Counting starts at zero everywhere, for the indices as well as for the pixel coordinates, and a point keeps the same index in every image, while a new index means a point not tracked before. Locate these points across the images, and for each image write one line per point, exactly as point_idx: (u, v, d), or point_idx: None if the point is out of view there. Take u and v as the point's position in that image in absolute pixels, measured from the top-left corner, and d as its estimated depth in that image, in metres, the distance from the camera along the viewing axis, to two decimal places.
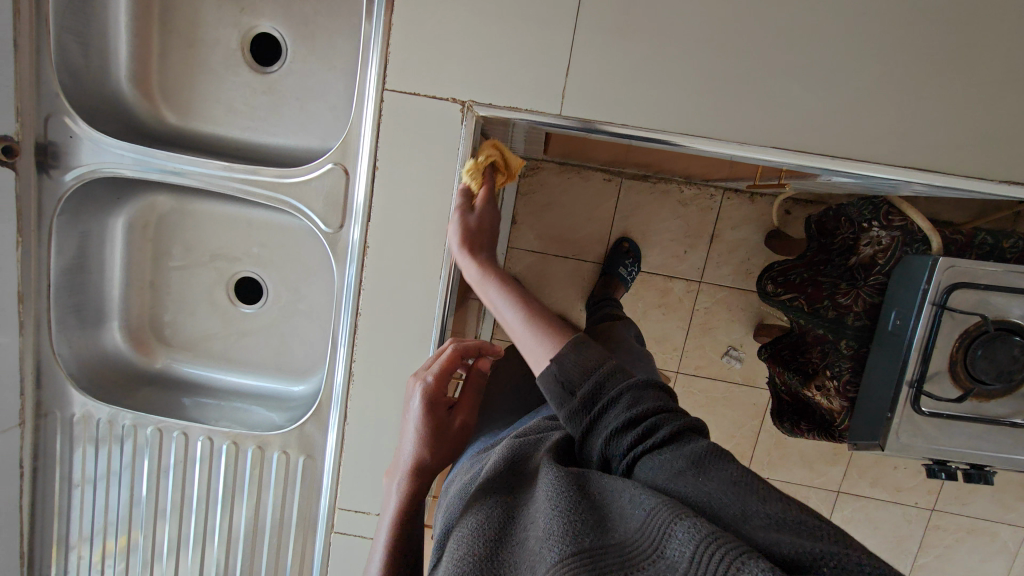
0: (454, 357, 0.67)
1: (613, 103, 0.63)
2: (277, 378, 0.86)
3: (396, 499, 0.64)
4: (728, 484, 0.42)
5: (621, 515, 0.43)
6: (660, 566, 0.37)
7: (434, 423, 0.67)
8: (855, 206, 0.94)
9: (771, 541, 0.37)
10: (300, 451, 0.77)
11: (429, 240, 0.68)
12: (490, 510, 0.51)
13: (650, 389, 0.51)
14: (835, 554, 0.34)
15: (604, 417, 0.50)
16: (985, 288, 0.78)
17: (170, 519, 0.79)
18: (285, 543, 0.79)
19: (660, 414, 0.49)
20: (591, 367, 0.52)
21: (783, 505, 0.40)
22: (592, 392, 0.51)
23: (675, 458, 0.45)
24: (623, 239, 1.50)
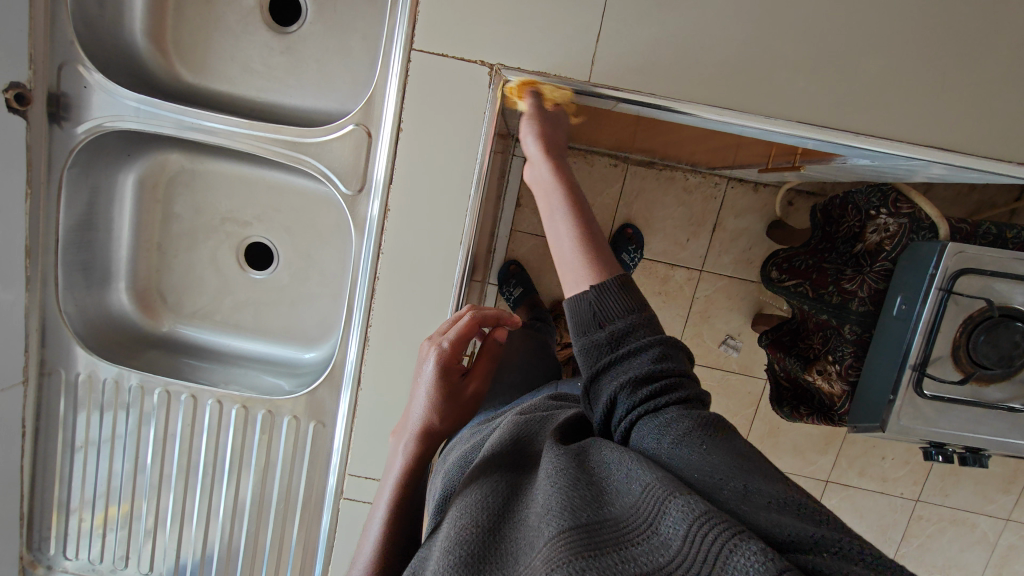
0: (471, 324, 0.66)
1: (643, 71, 0.62)
2: (285, 345, 0.85)
3: (403, 460, 0.64)
4: (733, 461, 0.42)
5: (619, 492, 0.42)
6: (654, 541, 0.37)
7: (446, 389, 0.67)
8: (864, 193, 0.97)
9: (773, 523, 0.36)
10: (310, 417, 0.76)
11: (450, 205, 0.67)
12: (490, 481, 0.51)
13: (673, 352, 0.52)
14: (834, 542, 0.34)
15: (623, 362, 0.52)
16: (991, 275, 0.80)
17: (176, 484, 0.78)
18: (292, 511, 0.79)
19: (677, 377, 0.50)
20: (630, 309, 0.54)
21: (784, 489, 0.40)
22: (621, 332, 0.53)
23: (675, 422, 0.46)
24: (626, 225, 1.50)
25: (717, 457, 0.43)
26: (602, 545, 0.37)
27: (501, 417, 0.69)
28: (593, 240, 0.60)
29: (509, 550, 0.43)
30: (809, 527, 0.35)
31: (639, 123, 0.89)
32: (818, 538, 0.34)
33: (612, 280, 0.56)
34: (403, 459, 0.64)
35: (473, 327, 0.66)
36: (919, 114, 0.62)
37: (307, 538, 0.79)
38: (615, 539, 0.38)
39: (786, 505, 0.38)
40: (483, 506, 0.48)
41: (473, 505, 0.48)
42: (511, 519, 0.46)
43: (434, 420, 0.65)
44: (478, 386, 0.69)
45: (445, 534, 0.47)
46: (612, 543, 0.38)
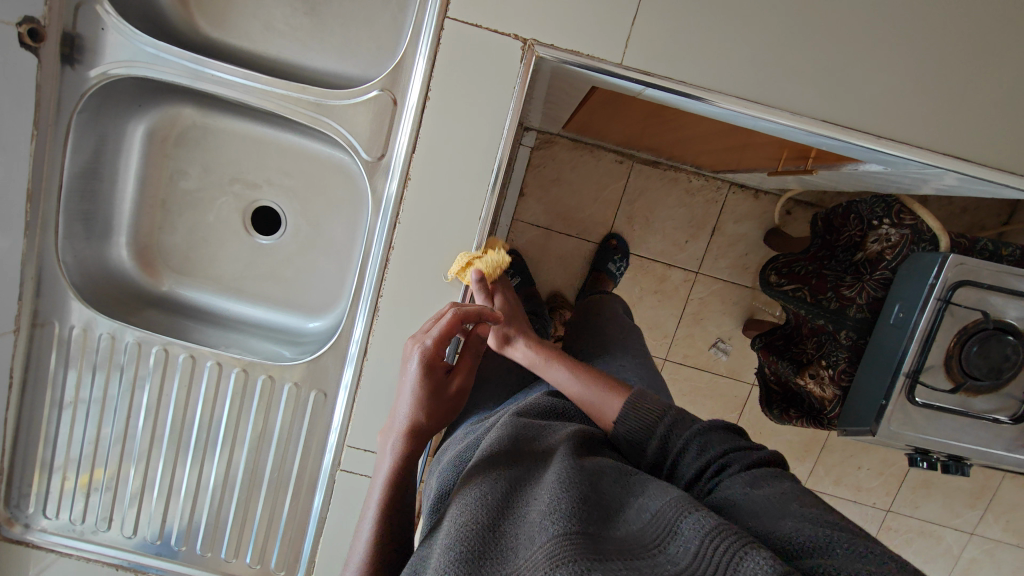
0: (451, 324, 0.64)
1: (675, 58, 0.63)
2: (288, 313, 0.83)
3: (392, 457, 0.63)
4: (774, 493, 0.46)
5: (630, 515, 0.43)
6: (662, 557, 0.37)
7: (429, 385, 0.66)
8: (868, 203, 0.99)
9: (793, 531, 0.40)
10: (311, 385, 0.75)
11: (471, 179, 0.67)
12: (490, 474, 0.51)
13: (715, 433, 0.55)
14: (850, 540, 0.37)
15: (681, 465, 0.54)
16: (988, 288, 0.83)
17: (167, 448, 0.76)
18: (285, 480, 0.77)
19: (729, 453, 0.52)
20: (652, 424, 0.58)
21: (822, 511, 0.42)
22: (663, 443, 0.57)
23: (735, 483, 0.49)
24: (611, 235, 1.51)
25: (760, 492, 0.46)
26: (609, 552, 0.37)
27: (494, 416, 0.69)
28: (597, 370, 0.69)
29: (507, 544, 0.42)
30: (823, 533, 0.39)
31: (655, 120, 0.90)
32: (831, 540, 0.38)
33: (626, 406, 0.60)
34: (394, 450, 0.64)
35: (453, 327, 0.65)
36: (939, 122, 0.63)
37: (298, 510, 0.78)
38: (621, 550, 0.38)
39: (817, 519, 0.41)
40: (483, 498, 0.47)
41: (473, 497, 0.48)
42: (510, 513, 0.46)
43: (420, 418, 0.64)
44: (463, 381, 0.69)
45: (443, 528, 0.47)
46: (619, 552, 0.38)
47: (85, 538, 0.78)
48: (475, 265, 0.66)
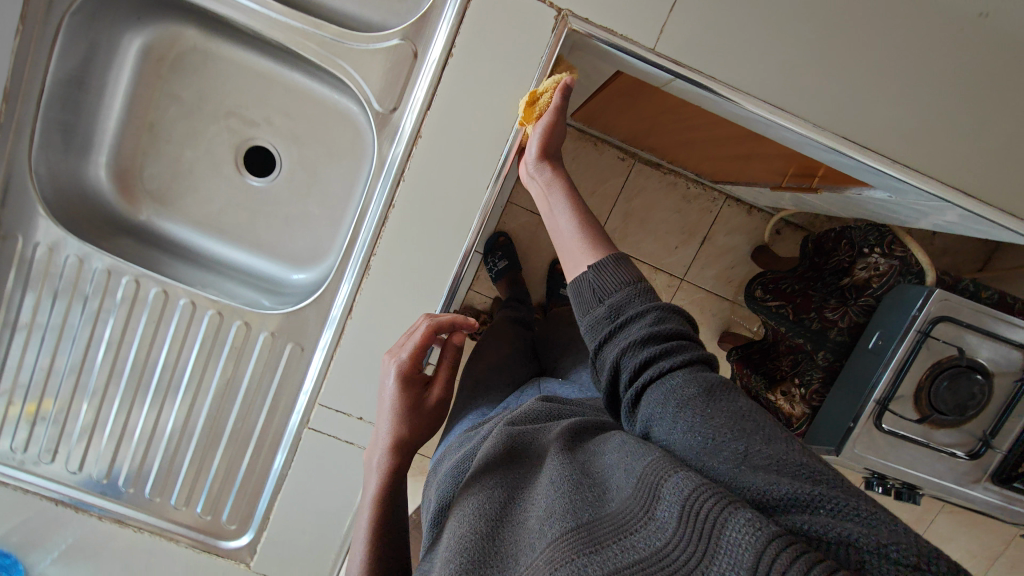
0: (427, 335, 0.63)
1: (707, 52, 0.61)
2: (272, 261, 0.80)
3: (379, 474, 0.60)
4: (733, 419, 0.40)
5: (616, 483, 0.41)
6: (651, 527, 0.36)
7: (410, 398, 0.63)
8: (861, 230, 1.00)
9: (764, 483, 0.35)
10: (289, 338, 0.72)
11: (483, 146, 0.65)
12: (484, 475, 0.51)
13: (674, 317, 0.49)
14: (829, 496, 0.33)
15: (624, 332, 0.48)
16: (966, 326, 0.85)
17: (126, 385, 0.72)
18: (248, 432, 0.74)
19: (681, 340, 0.47)
20: (625, 280, 0.51)
21: (787, 447, 0.38)
22: (619, 304, 0.49)
23: (681, 386, 0.43)
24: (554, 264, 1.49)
25: (712, 409, 0.41)
26: (600, 539, 0.36)
27: (484, 425, 0.67)
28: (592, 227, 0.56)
29: (507, 548, 0.42)
30: (801, 484, 0.34)
31: (671, 119, 0.89)
32: (811, 496, 0.34)
33: (606, 256, 0.53)
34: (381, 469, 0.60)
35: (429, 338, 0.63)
36: (951, 155, 0.64)
37: (257, 464, 0.75)
38: (613, 530, 0.37)
39: (787, 465, 0.36)
40: (479, 503, 0.47)
41: (473, 506, 0.47)
42: (507, 513, 0.45)
43: (403, 432, 0.61)
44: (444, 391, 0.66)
45: (446, 544, 0.46)
46: (610, 534, 0.37)
47: (26, 469, 0.73)
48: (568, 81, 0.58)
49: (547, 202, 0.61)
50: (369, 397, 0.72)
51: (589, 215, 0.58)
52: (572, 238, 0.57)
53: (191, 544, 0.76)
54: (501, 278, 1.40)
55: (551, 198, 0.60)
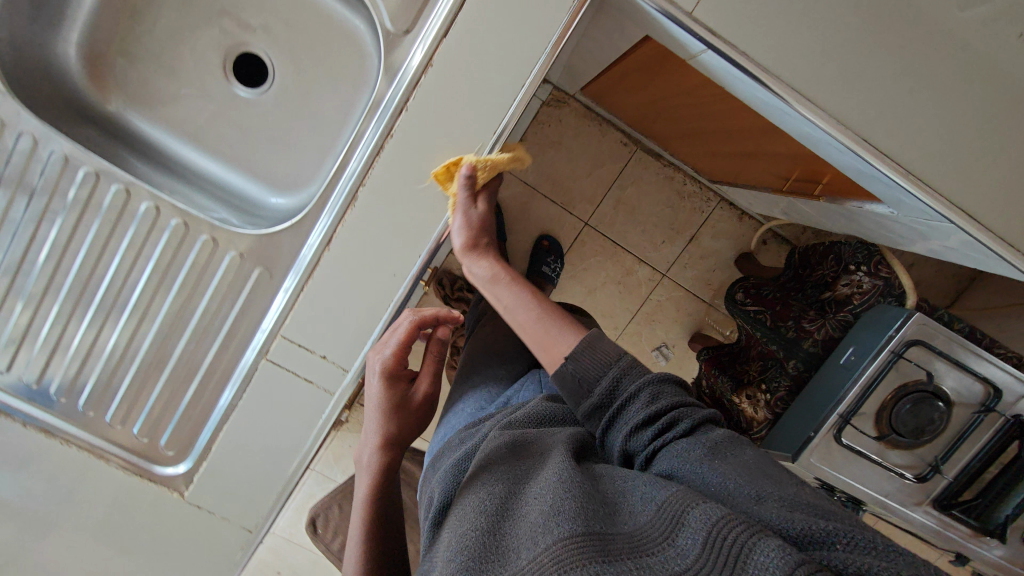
0: (410, 332, 0.64)
1: (746, 26, 0.58)
2: (250, 181, 0.74)
3: (371, 471, 0.64)
4: (742, 468, 0.45)
5: (632, 508, 0.44)
6: (671, 552, 0.39)
7: (396, 397, 0.66)
8: (850, 247, 1.00)
9: (783, 519, 0.39)
10: (257, 262, 0.67)
11: (496, 87, 0.60)
12: (493, 483, 0.53)
13: (667, 386, 0.53)
14: (846, 529, 0.37)
15: (624, 414, 0.53)
16: (937, 353, 0.86)
17: (71, 287, 0.66)
18: (199, 356, 0.70)
19: (678, 407, 0.51)
20: (610, 362, 0.55)
21: (796, 489, 0.42)
22: (612, 387, 0.54)
23: (691, 450, 0.47)
24: (543, 237, 1.47)
25: (723, 463, 0.45)
26: (617, 555, 0.39)
27: (485, 421, 0.71)
28: (552, 315, 0.62)
29: (512, 549, 0.44)
30: (814, 520, 0.38)
31: (687, 104, 0.86)
32: (827, 530, 0.37)
33: (578, 347, 0.57)
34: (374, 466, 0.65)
35: (412, 334, 0.64)
36: (965, 177, 0.63)
37: (206, 391, 0.71)
38: (628, 548, 0.40)
39: (799, 504, 0.40)
40: (488, 509, 0.49)
41: (482, 508, 0.49)
42: (515, 517, 0.48)
43: (387, 435, 0.65)
44: (429, 387, 0.68)
45: (453, 541, 0.48)
46: (628, 553, 0.39)
47: None
48: (469, 161, 0.60)
49: (498, 298, 0.65)
50: (337, 336, 0.68)
51: (541, 299, 0.64)
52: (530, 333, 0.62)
53: (122, 466, 0.71)
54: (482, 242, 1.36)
55: (501, 294, 0.65)
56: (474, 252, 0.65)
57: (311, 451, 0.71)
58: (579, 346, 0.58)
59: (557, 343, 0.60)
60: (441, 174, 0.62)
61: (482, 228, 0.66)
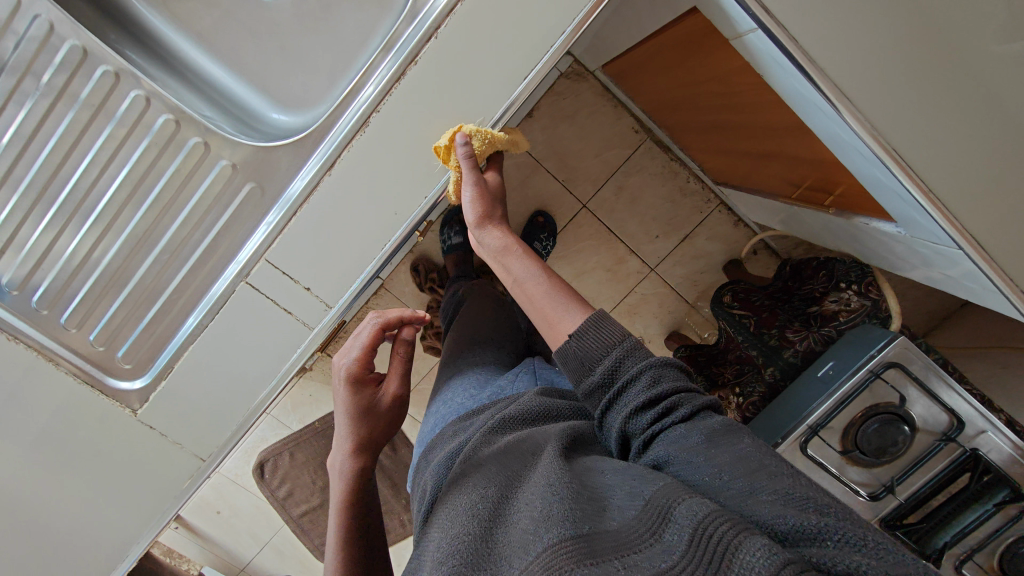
0: (374, 335, 0.69)
1: (804, 10, 0.55)
2: (252, 91, 0.68)
3: (343, 476, 0.69)
4: (738, 458, 0.44)
5: (619, 507, 0.44)
6: (657, 549, 0.38)
7: (364, 402, 0.69)
8: (845, 265, 1.00)
9: (774, 516, 0.38)
10: (251, 177, 0.63)
11: (534, 30, 0.57)
12: (488, 492, 0.53)
13: (669, 369, 0.53)
14: (840, 528, 0.36)
15: (624, 397, 0.52)
16: (910, 376, 0.88)
17: (41, 172, 0.61)
18: (172, 270, 0.65)
19: (679, 393, 0.51)
20: (612, 343, 0.54)
21: (791, 481, 0.40)
22: (612, 370, 0.53)
23: (685, 436, 0.48)
24: (539, 212, 1.44)
25: (719, 451, 0.45)
26: (602, 553, 0.39)
27: (479, 414, 0.71)
28: (559, 288, 0.60)
29: (503, 557, 0.44)
30: (809, 516, 0.37)
31: (717, 92, 0.83)
32: (822, 525, 0.36)
33: (584, 323, 0.55)
34: (348, 470, 0.69)
35: (377, 337, 0.69)
36: (986, 206, 0.62)
37: (175, 307, 0.66)
38: (615, 546, 0.39)
39: (793, 497, 0.39)
40: (480, 515, 0.50)
41: (474, 516, 0.50)
42: (508, 524, 0.48)
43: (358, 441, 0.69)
44: (397, 389, 0.71)
45: (445, 546, 0.48)
46: (614, 551, 0.39)
47: None
48: (465, 130, 0.58)
49: (507, 269, 0.63)
50: (325, 269, 0.64)
51: (547, 270, 0.62)
52: (538, 306, 0.60)
53: (71, 372, 0.64)
54: (462, 216, 1.27)
55: (511, 265, 0.63)
56: (485, 223, 0.64)
57: (281, 383, 0.67)
58: (586, 320, 0.56)
59: (563, 318, 0.58)
60: (441, 147, 0.59)
61: (490, 198, 0.65)
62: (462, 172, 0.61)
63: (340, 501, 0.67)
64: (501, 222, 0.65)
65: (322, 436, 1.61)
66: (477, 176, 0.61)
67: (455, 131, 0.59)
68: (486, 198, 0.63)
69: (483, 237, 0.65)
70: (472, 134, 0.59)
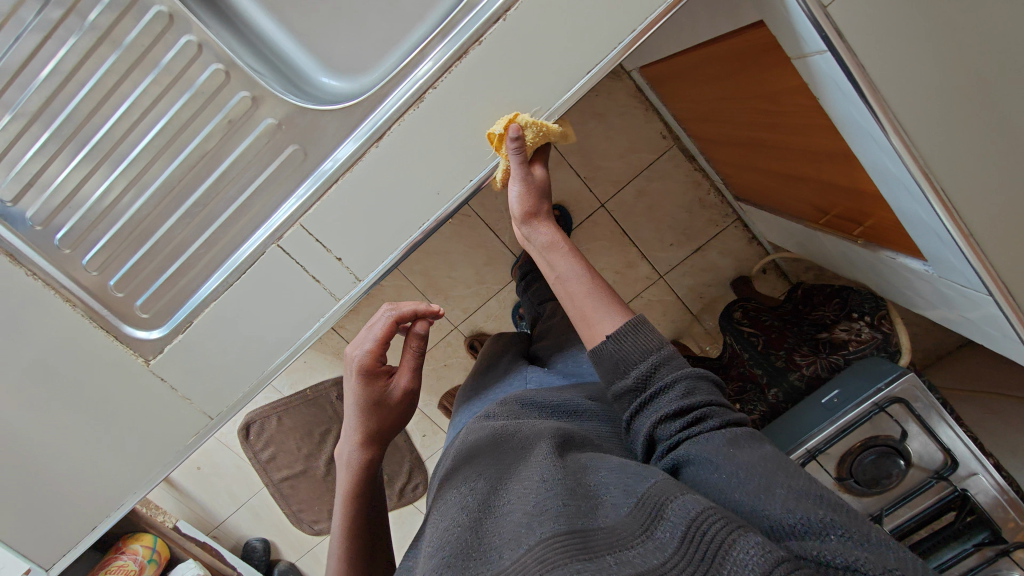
0: (388, 329, 0.68)
1: (876, 39, 0.55)
2: (301, 49, 0.66)
3: (349, 467, 0.69)
4: (758, 461, 0.46)
5: (613, 504, 0.45)
6: (650, 546, 0.40)
7: (375, 394, 0.68)
8: (860, 295, 1.03)
9: (783, 511, 0.41)
10: (296, 138, 0.61)
11: (603, 25, 0.56)
12: (480, 487, 0.54)
13: (704, 381, 0.53)
14: (843, 525, 0.39)
15: (656, 402, 0.52)
16: (912, 412, 0.88)
17: (83, 106, 0.60)
18: (202, 222, 0.64)
19: (711, 405, 0.51)
20: (649, 348, 0.54)
21: (806, 483, 0.43)
22: (647, 374, 0.53)
23: (711, 441, 0.48)
24: (556, 206, 1.44)
25: (739, 455, 0.46)
26: (595, 550, 0.40)
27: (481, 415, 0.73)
28: (601, 289, 0.60)
29: (494, 547, 0.45)
30: (816, 512, 0.40)
31: (761, 110, 0.83)
32: (827, 520, 0.39)
33: (625, 326, 0.55)
34: (355, 461, 0.69)
35: (390, 329, 0.68)
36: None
37: (199, 262, 0.65)
38: (608, 544, 0.41)
39: (807, 494, 0.42)
40: (474, 509, 0.51)
41: (470, 508, 0.51)
42: (502, 513, 0.49)
43: (366, 434, 0.69)
44: (408, 382, 0.70)
45: (439, 536, 0.50)
46: (607, 548, 0.40)
47: None
48: (516, 120, 0.57)
49: (551, 266, 0.64)
50: (358, 239, 0.63)
51: (591, 269, 0.62)
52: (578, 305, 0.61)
53: (87, 315, 0.63)
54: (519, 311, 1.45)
55: (555, 262, 0.63)
56: (531, 219, 0.65)
57: (302, 350, 0.66)
58: (629, 324, 0.55)
59: (601, 320, 0.58)
60: (494, 135, 0.59)
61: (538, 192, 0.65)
62: (510, 163, 0.61)
63: (346, 491, 0.68)
64: (550, 218, 0.65)
65: (313, 403, 1.60)
66: (524, 168, 0.61)
67: (508, 119, 0.58)
68: (534, 193, 0.64)
69: (531, 234, 0.66)
70: (525, 124, 0.58)
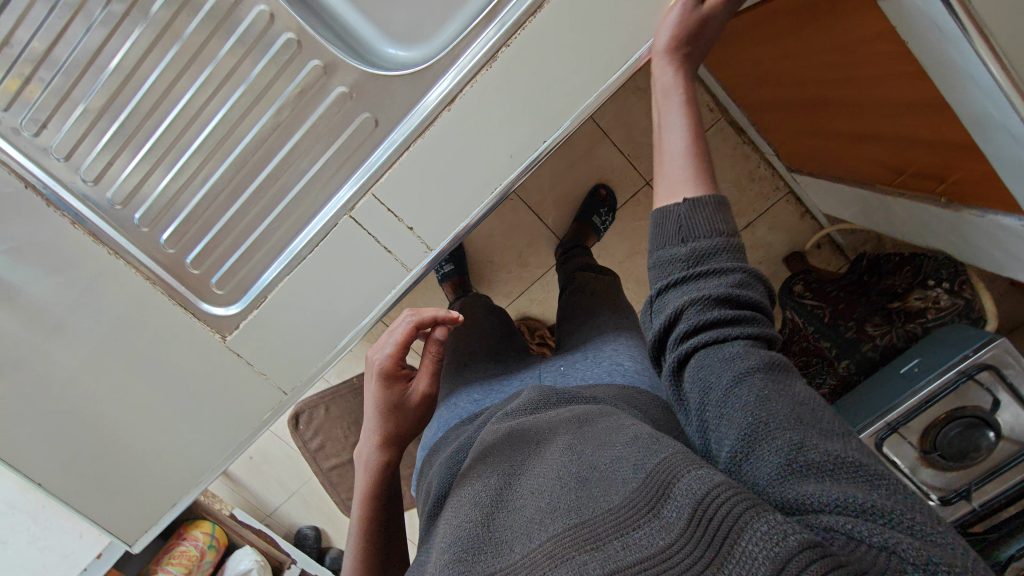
0: (408, 334, 0.66)
1: None
2: (361, 15, 0.65)
3: (368, 468, 0.67)
4: (791, 407, 0.38)
5: (619, 477, 0.39)
6: (654, 527, 0.34)
7: (394, 396, 0.68)
8: (935, 261, 0.95)
9: (808, 491, 0.34)
10: (367, 106, 0.61)
11: None
12: (483, 468, 0.50)
13: (759, 284, 0.46)
14: (884, 509, 0.32)
15: (700, 281, 0.46)
16: (1003, 378, 0.83)
17: (157, 83, 0.60)
18: (274, 197, 0.64)
19: (757, 311, 0.45)
20: (721, 228, 0.48)
21: (844, 447, 0.36)
22: (703, 250, 0.47)
23: (740, 357, 0.42)
24: (600, 185, 1.39)
25: (765, 396, 0.39)
26: (600, 539, 0.35)
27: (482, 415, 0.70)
28: (703, 153, 0.53)
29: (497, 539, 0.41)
30: (853, 492, 0.33)
31: (831, 64, 0.79)
32: (869, 505, 0.32)
33: (709, 199, 0.49)
34: (373, 463, 0.67)
35: (410, 336, 0.66)
36: None
37: (271, 236, 0.65)
38: (612, 529, 0.36)
39: (843, 467, 0.34)
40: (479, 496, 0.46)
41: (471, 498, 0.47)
42: (505, 499, 0.45)
43: (383, 437, 0.68)
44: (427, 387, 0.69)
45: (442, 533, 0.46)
46: (612, 533, 0.35)
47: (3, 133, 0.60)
48: None
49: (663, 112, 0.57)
50: (428, 208, 0.62)
51: (700, 129, 0.54)
52: (680, 158, 0.53)
53: (167, 294, 0.64)
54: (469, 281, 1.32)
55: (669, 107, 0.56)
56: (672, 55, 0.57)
57: (367, 329, 0.66)
58: (714, 198, 0.49)
59: (687, 176, 0.52)
60: None
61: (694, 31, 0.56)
62: None
63: (362, 494, 0.66)
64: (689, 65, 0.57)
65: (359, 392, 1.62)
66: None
67: None
68: (689, 29, 0.56)
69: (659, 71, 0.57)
70: None
